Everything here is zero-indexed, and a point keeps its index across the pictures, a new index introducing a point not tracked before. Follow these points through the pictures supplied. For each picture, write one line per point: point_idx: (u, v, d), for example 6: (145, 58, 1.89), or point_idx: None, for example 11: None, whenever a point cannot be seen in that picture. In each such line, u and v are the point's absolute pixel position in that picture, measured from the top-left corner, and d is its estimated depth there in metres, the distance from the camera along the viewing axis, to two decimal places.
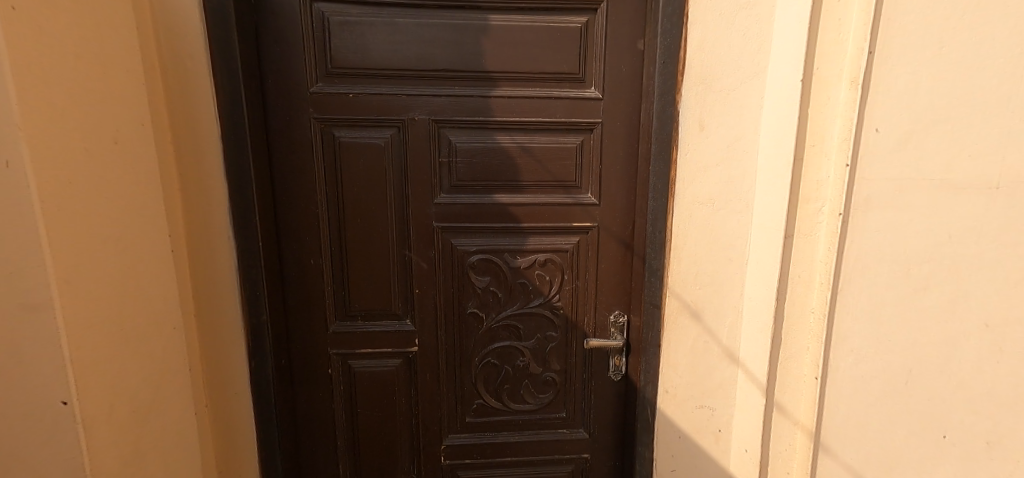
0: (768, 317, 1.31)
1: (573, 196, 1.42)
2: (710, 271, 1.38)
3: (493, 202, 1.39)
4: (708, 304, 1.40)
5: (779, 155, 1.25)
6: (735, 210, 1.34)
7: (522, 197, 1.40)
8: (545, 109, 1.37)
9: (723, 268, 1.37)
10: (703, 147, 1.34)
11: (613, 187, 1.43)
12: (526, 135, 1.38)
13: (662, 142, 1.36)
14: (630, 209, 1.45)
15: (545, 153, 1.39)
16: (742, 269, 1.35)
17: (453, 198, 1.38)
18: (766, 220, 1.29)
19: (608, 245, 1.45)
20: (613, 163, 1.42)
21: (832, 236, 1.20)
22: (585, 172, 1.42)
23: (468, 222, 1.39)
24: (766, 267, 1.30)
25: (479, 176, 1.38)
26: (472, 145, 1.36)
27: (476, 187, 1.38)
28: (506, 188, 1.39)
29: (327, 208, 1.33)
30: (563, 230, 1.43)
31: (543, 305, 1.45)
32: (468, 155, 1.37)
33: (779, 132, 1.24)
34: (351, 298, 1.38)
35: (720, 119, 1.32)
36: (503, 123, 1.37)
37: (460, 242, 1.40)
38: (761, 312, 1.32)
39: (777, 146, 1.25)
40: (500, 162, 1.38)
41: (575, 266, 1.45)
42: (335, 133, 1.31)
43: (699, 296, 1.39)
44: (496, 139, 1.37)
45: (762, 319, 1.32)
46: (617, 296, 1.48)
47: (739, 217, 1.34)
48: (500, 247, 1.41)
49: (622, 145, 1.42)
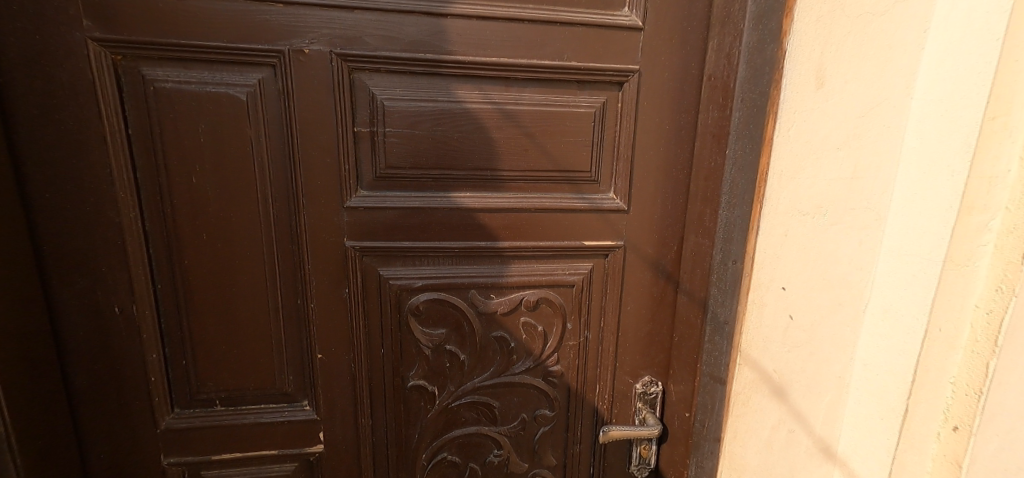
0: (897, 398, 0.82)
1: (585, 196, 0.86)
2: (806, 325, 0.85)
3: (453, 207, 0.81)
4: (801, 379, 0.86)
5: (951, 131, 0.74)
6: (860, 224, 0.81)
7: (502, 196, 0.83)
8: (542, 46, 0.79)
9: (825, 320, 0.84)
10: (819, 117, 0.77)
11: (650, 182, 0.87)
12: (509, 91, 0.80)
13: (754, 106, 0.78)
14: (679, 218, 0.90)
15: (539, 122, 0.81)
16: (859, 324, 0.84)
17: (379, 199, 0.79)
18: (916, 245, 0.78)
19: (637, 276, 0.91)
20: (653, 141, 0.85)
21: (1008, 268, 0.72)
22: (606, 157, 0.85)
23: (408, 239, 0.81)
24: (907, 327, 0.80)
25: (425, 160, 0.79)
26: (413, 104, 0.77)
27: (420, 180, 0.80)
28: (472, 182, 0.81)
29: (144, 215, 0.73)
30: (570, 253, 0.88)
31: (534, 370, 0.91)
32: (406, 122, 0.77)
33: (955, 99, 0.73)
34: (199, 371, 0.79)
35: (846, 69, 0.76)
36: (469, 67, 0.77)
37: (394, 273, 0.82)
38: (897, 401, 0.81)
39: (950, 121, 0.74)
40: (463, 138, 0.79)
41: (585, 310, 0.91)
42: (146, 73, 0.69)
43: (784, 364, 0.85)
44: (455, 96, 0.78)
45: (893, 408, 0.82)
46: (647, 355, 0.96)
47: (863, 236, 0.81)
48: (464, 280, 0.85)
49: (668, 112, 0.84)
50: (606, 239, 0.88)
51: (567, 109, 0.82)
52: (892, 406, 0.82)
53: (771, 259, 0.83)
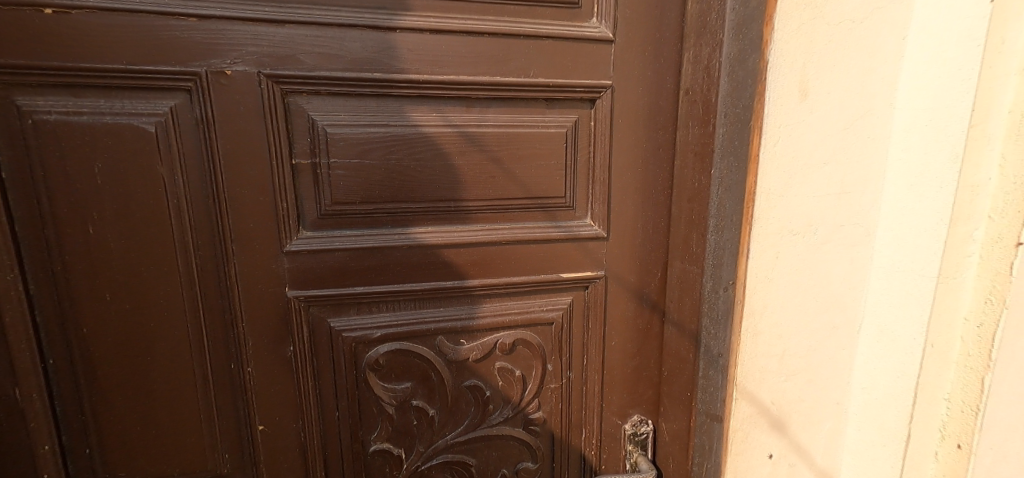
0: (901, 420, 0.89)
1: (560, 224, 0.78)
2: (804, 351, 0.86)
3: (414, 244, 0.71)
4: (799, 410, 0.88)
5: (936, 147, 0.78)
6: (851, 241, 0.83)
7: (469, 229, 0.74)
8: (505, 60, 0.71)
9: (825, 340, 0.87)
10: (805, 131, 0.75)
11: (629, 206, 0.80)
12: (471, 112, 0.71)
13: (736, 120, 0.71)
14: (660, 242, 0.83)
15: (505, 145, 0.73)
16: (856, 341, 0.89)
17: (327, 239, 0.68)
18: (909, 262, 0.83)
19: (620, 308, 0.84)
20: (630, 162, 0.78)
21: (996, 280, 0.80)
22: (580, 181, 0.78)
23: (363, 282, 0.71)
24: (902, 346, 0.86)
25: (379, 193, 0.69)
26: (361, 130, 0.67)
27: (375, 215, 0.70)
28: (435, 216, 0.72)
29: (28, 276, 0.61)
30: (546, 288, 0.80)
31: (512, 420, 0.83)
32: (354, 151, 0.67)
33: (935, 121, 0.78)
34: (112, 457, 0.66)
35: (828, 79, 0.74)
36: (424, 86, 0.68)
37: (347, 323, 0.71)
38: (867, 399, 0.91)
39: (934, 140, 0.78)
40: (422, 167, 0.70)
41: (566, 349, 0.83)
42: (21, 103, 0.58)
43: (783, 393, 0.86)
44: (409, 120, 0.69)
45: (896, 420, 0.89)
46: (635, 392, 0.88)
47: (855, 253, 0.84)
48: (429, 326, 0.75)
49: (645, 130, 0.78)
50: (584, 270, 0.80)
51: (536, 130, 0.74)
52: (902, 416, 0.88)
53: (764, 283, 0.79)
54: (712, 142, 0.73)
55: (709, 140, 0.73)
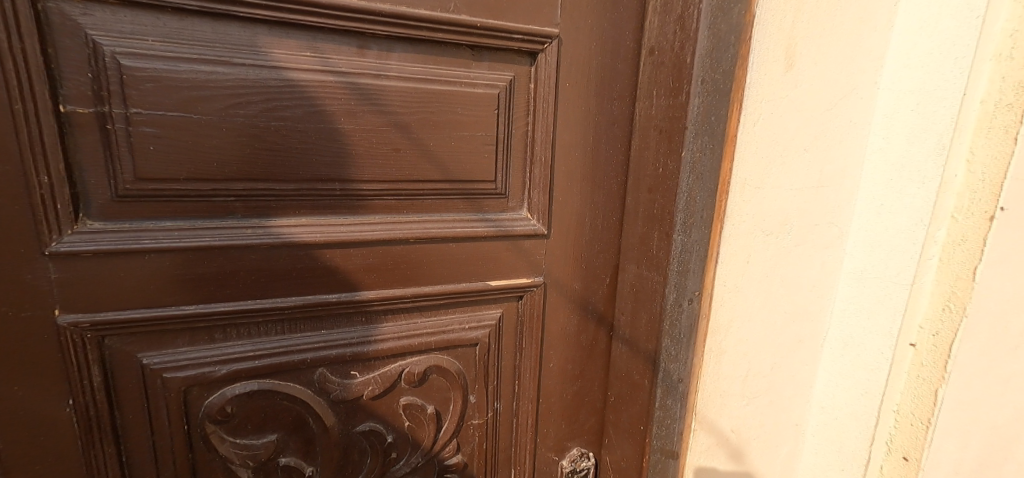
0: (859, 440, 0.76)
1: (489, 218, 0.62)
2: (766, 368, 0.72)
3: (281, 241, 0.54)
4: (753, 435, 0.75)
5: (918, 137, 0.66)
6: (824, 243, 0.71)
7: (365, 219, 0.57)
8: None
9: (787, 355, 0.74)
10: (788, 109, 0.60)
11: (575, 195, 0.64)
12: (366, 58, 0.54)
13: (714, 91, 0.54)
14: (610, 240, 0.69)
15: (413, 108, 0.56)
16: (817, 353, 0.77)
17: (134, 235, 0.50)
18: (881, 266, 0.71)
19: (559, 322, 0.68)
20: (576, 139, 0.62)
21: (956, 284, 0.68)
22: (515, 160, 0.61)
23: (201, 299, 0.53)
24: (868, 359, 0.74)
25: (216, 168, 0.51)
26: (180, 69, 0.49)
27: (216, 202, 0.52)
28: (314, 203, 0.55)
29: None
30: (465, 302, 0.63)
31: (424, 468, 0.65)
32: (171, 102, 0.49)
33: (921, 106, 0.65)
34: None
35: (818, 43, 0.59)
36: (293, 15, 0.50)
37: (170, 361, 0.53)
38: (823, 420, 0.79)
39: (920, 128, 0.66)
40: (286, 134, 0.53)
41: (493, 376, 0.67)
42: None
43: (742, 419, 0.73)
44: (269, 62, 0.51)
45: (857, 441, 0.76)
46: (576, 424, 0.73)
47: (827, 256, 0.72)
48: (298, 356, 0.57)
49: (598, 99, 0.62)
50: (518, 276, 0.64)
51: (456, 89, 0.57)
52: (861, 440, 0.76)
53: (730, 293, 0.65)
54: (684, 118, 0.56)
55: (680, 114, 0.56)
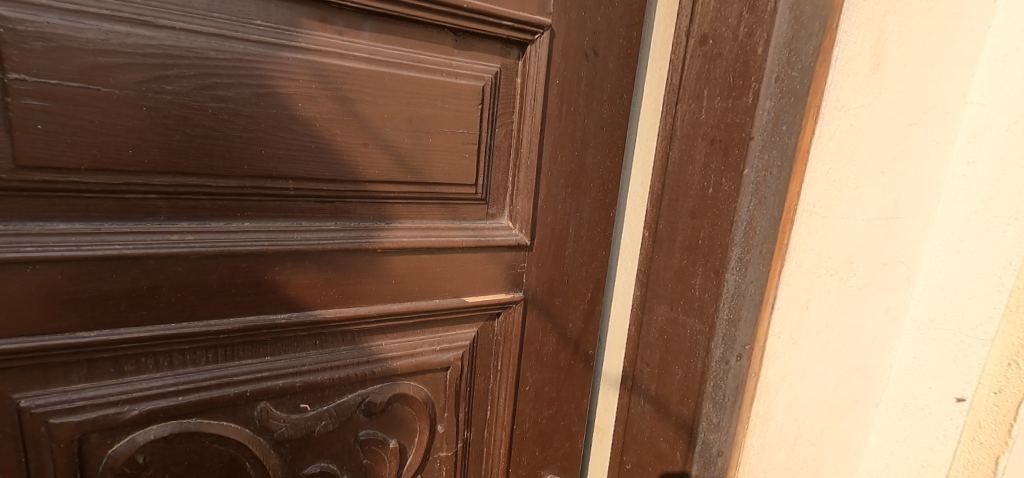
0: None
1: (468, 226, 0.53)
2: (816, 437, 0.59)
3: (216, 249, 0.43)
4: None
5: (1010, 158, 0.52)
6: (889, 287, 0.57)
7: (324, 225, 0.47)
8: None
9: (841, 417, 0.60)
10: (871, 121, 0.48)
11: (561, 202, 0.56)
12: (332, 37, 0.45)
13: (788, 91, 0.43)
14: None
15: (385, 96, 0.47)
16: (869, 416, 0.63)
17: (9, 241, 0.38)
18: (955, 316, 0.57)
19: (538, 341, 0.60)
20: (564, 141, 0.55)
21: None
22: (496, 163, 0.53)
23: (106, 324, 0.42)
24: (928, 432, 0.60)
25: (132, 158, 0.40)
26: (85, 27, 0.38)
27: (130, 200, 0.41)
28: (260, 204, 0.45)
29: None
30: (437, 319, 0.55)
31: None
32: (69, 70, 0.38)
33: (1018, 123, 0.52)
34: None
35: (909, 37, 0.48)
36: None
37: (56, 403, 0.42)
38: None
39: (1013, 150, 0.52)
40: (227, 120, 0.42)
41: (466, 401, 0.58)
42: None
43: None
44: (211, 28, 0.41)
45: None
46: (550, 452, 0.65)
47: (892, 301, 0.58)
48: (232, 389, 0.47)
49: (585, 100, 0.55)
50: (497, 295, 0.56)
51: (436, 77, 0.48)
52: None
53: (785, 347, 0.52)
54: (749, 124, 0.44)
55: (742, 120, 0.44)
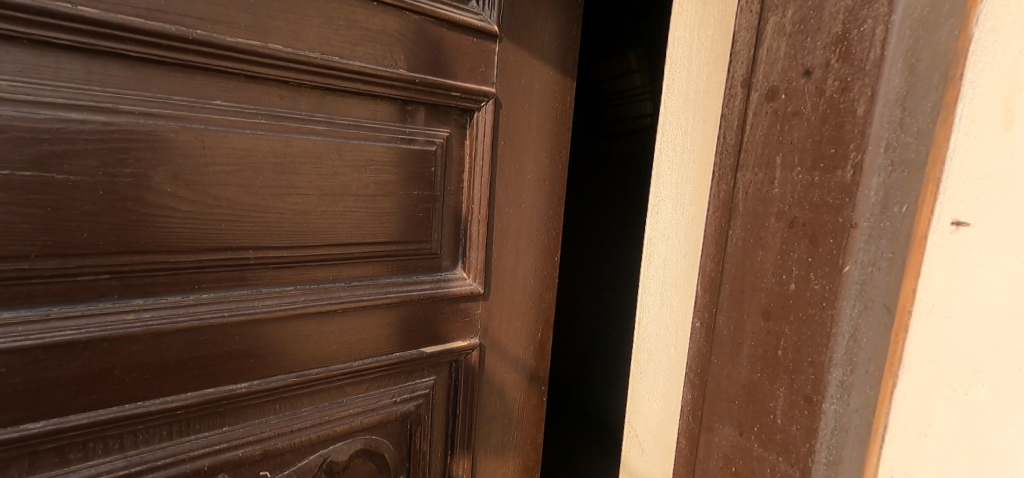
0: None
1: (421, 279, 0.51)
2: None
3: (174, 325, 0.41)
4: None
5: None
6: None
7: (287, 290, 0.45)
8: (353, 35, 0.44)
9: None
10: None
11: (513, 249, 0.56)
12: (289, 113, 0.43)
13: (902, 161, 0.32)
14: (672, 355, 0.48)
15: (346, 162, 0.45)
16: None
17: None
18: None
19: (502, 370, 0.59)
20: (514, 193, 0.55)
21: None
22: (453, 218, 0.52)
23: (54, 411, 0.38)
24: None
25: (86, 241, 0.37)
26: (46, 110, 0.35)
27: (81, 283, 0.38)
28: (215, 273, 0.42)
29: None
30: (398, 372, 0.52)
31: None
32: (32, 156, 0.35)
33: None
34: None
35: None
36: (199, 53, 0.39)
37: None
38: None
39: None
40: (186, 203, 0.40)
41: (424, 450, 0.56)
42: None
43: None
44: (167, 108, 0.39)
45: None
46: None
47: None
48: (187, 465, 0.43)
49: (531, 152, 0.55)
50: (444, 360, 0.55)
51: (391, 142, 0.47)
52: None
53: None
54: (850, 206, 0.33)
55: (838, 200, 0.33)
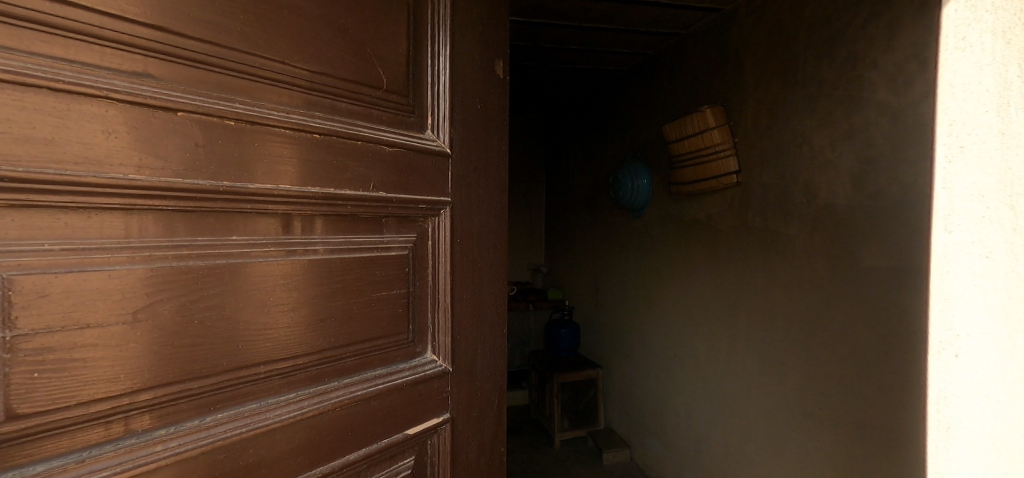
0: None
1: (401, 368, 0.38)
2: None
3: (166, 458, 0.28)
4: None
5: None
6: None
7: (331, 388, 0.35)
8: (371, 164, 0.36)
9: None
10: None
11: (488, 335, 0.44)
12: (283, 240, 0.32)
13: None
14: None
15: (317, 269, 0.34)
16: None
17: None
18: None
19: (465, 448, 0.43)
20: (488, 271, 0.44)
21: None
22: (420, 315, 0.40)
23: None
24: None
25: (120, 379, 0.27)
26: (78, 243, 0.26)
27: (40, 433, 0.25)
28: (211, 397, 0.30)
29: None
30: (376, 451, 0.37)
31: None
32: (46, 310, 0.25)
33: None
34: None
35: None
36: (172, 190, 0.28)
37: None
38: None
39: None
40: (219, 321, 0.30)
41: None
42: None
43: None
44: (219, 209, 0.30)
45: None
46: None
47: None
48: None
49: (498, 219, 0.44)
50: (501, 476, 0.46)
51: (361, 254, 0.36)
52: None
53: None
54: None
55: None
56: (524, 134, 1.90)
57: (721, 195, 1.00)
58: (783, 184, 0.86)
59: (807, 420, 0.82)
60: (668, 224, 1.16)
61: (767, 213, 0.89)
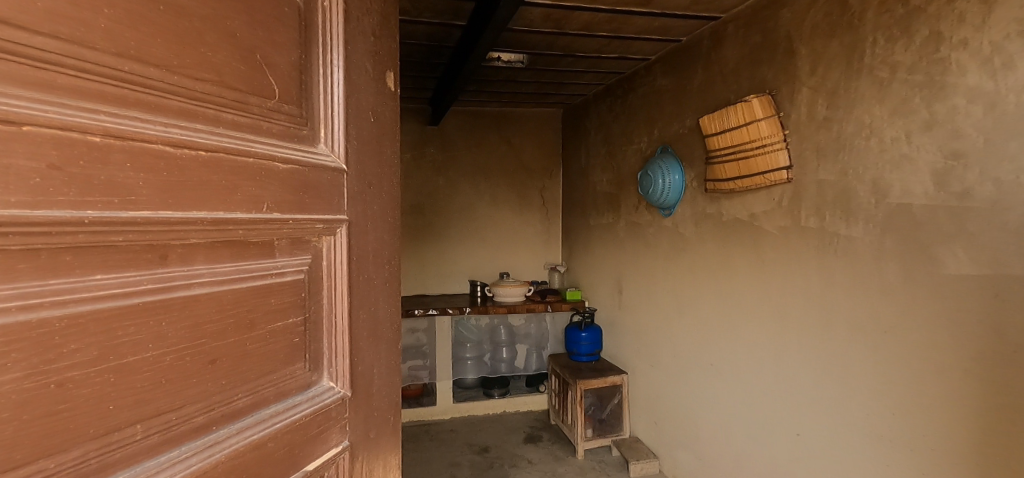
0: None
1: (298, 401, 0.33)
2: None
3: None
4: None
5: None
6: None
7: (222, 437, 0.29)
8: (266, 187, 0.31)
9: None
10: None
11: (385, 359, 0.40)
12: (166, 274, 0.27)
13: None
14: None
15: (212, 305, 0.29)
16: None
17: None
18: None
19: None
20: (383, 291, 0.40)
21: None
22: (311, 344, 0.35)
23: None
24: None
25: None
26: None
27: None
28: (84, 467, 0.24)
29: None
30: None
31: None
32: None
33: None
34: None
35: None
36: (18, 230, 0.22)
37: None
38: None
39: None
40: (94, 377, 0.25)
41: None
42: None
43: None
44: (92, 245, 0.24)
45: None
46: None
47: None
48: None
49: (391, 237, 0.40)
50: None
51: (258, 284, 0.31)
52: None
53: None
54: None
55: None
56: (541, 126, 1.83)
57: (766, 194, 0.92)
58: (845, 181, 0.77)
59: (874, 442, 0.74)
60: (704, 225, 1.08)
61: (824, 212, 0.81)
